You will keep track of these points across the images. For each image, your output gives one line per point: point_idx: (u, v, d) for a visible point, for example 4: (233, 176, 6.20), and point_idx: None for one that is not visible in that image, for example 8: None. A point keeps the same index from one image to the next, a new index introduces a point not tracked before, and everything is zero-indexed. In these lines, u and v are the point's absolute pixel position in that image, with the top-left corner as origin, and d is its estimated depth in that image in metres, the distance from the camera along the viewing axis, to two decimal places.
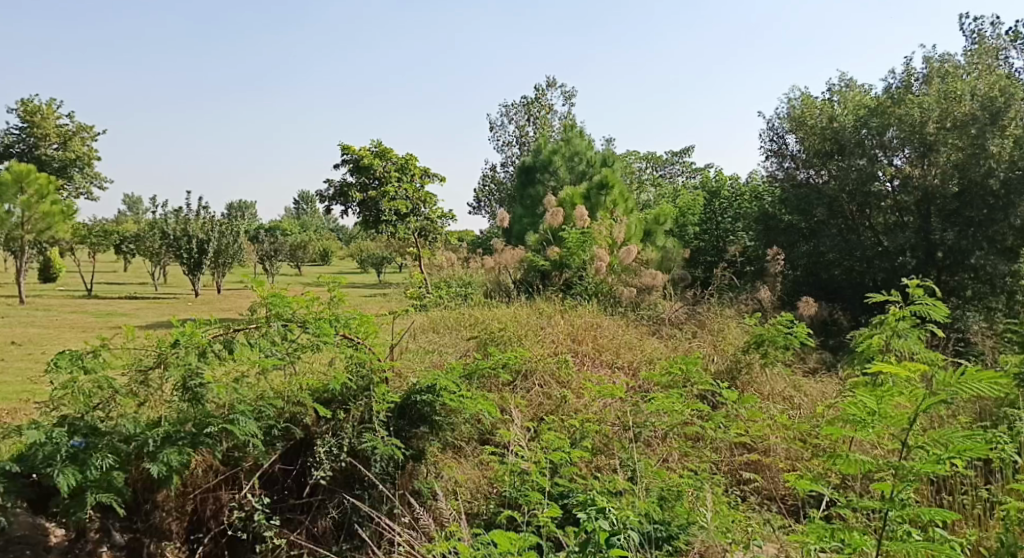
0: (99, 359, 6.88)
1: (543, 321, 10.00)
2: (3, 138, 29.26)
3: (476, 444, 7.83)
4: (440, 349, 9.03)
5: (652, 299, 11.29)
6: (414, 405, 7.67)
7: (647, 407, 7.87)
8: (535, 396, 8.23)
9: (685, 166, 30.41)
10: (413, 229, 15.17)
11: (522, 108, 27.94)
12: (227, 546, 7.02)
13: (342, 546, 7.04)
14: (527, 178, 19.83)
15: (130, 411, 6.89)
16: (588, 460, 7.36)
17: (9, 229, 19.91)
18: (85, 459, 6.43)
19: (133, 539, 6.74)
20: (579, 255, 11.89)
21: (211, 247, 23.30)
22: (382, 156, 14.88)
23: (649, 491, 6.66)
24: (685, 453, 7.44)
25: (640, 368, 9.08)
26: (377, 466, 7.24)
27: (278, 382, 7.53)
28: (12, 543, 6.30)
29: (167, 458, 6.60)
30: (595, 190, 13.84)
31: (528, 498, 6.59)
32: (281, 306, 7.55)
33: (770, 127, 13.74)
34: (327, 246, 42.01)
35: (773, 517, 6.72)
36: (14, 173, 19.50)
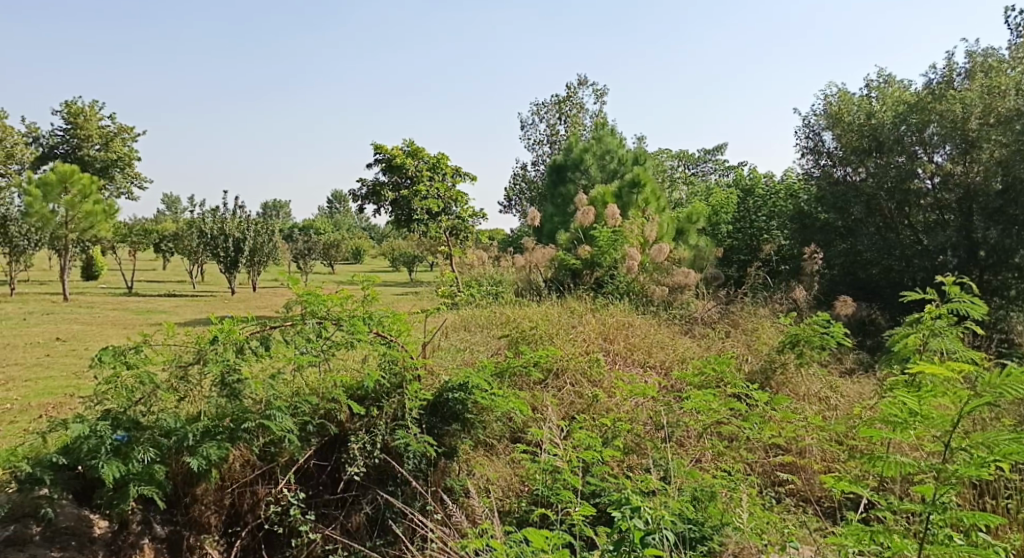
0: (141, 355, 7.02)
1: (574, 320, 9.98)
2: (48, 140, 29.98)
3: (507, 442, 7.81)
4: (471, 348, 9.07)
5: (685, 298, 11.24)
6: (446, 403, 7.74)
7: (680, 406, 7.89)
8: (567, 395, 8.23)
9: (718, 164, 30.20)
10: (444, 228, 15.25)
11: (553, 107, 27.90)
12: (264, 540, 7.09)
13: (375, 542, 7.09)
14: (559, 177, 19.83)
15: (171, 407, 7.01)
16: (620, 459, 7.38)
17: (54, 229, 20.36)
18: (127, 453, 6.60)
19: (173, 532, 6.89)
20: (610, 254, 11.92)
21: (247, 246, 23.60)
22: (414, 155, 14.97)
23: (682, 491, 6.64)
24: (719, 453, 7.39)
25: (672, 368, 9.07)
26: (410, 463, 7.32)
27: (313, 379, 7.60)
28: (59, 534, 6.45)
29: (206, 452, 6.76)
30: (626, 189, 13.83)
31: (559, 497, 6.63)
32: (316, 304, 7.61)
33: (806, 125, 13.61)
34: (359, 245, 42.36)
35: (809, 519, 6.70)
36: (59, 174, 19.94)
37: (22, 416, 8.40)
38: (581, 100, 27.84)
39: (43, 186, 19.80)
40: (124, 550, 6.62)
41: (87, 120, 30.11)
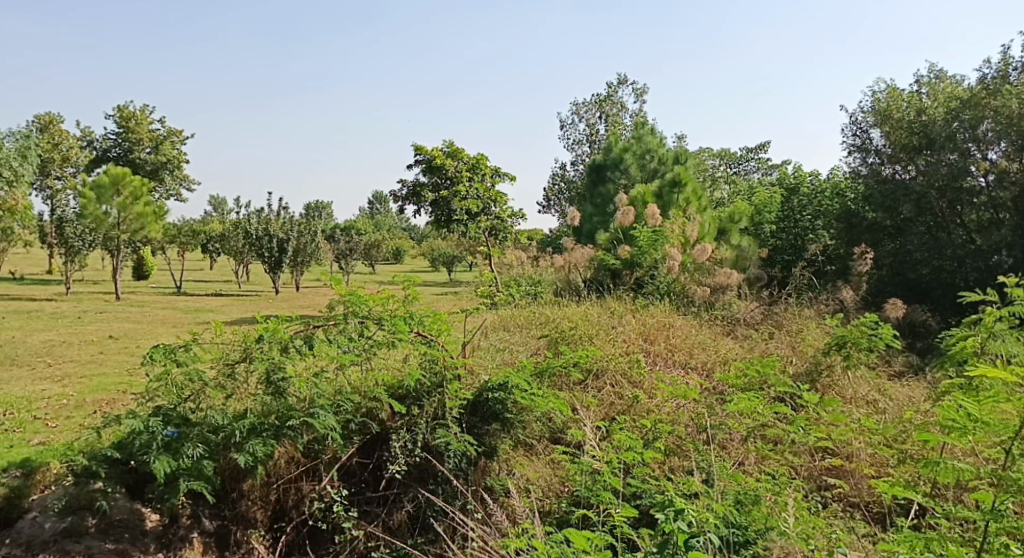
0: (190, 353, 7.16)
1: (614, 320, 9.94)
2: (101, 143, 30.77)
3: (547, 443, 7.80)
4: (511, 347, 9.09)
5: (727, 298, 11.13)
6: (486, 403, 7.80)
7: (722, 408, 7.86)
8: (607, 396, 8.24)
9: (761, 162, 29.92)
10: (483, 228, 15.32)
11: (593, 106, 27.85)
12: (308, 536, 7.17)
13: (416, 539, 7.13)
14: (599, 177, 19.81)
15: (219, 403, 7.17)
16: (662, 460, 7.38)
17: (106, 230, 20.86)
18: (178, 448, 6.76)
19: (221, 526, 7.04)
20: (650, 254, 11.85)
21: (291, 247, 23.93)
22: (454, 156, 15.07)
23: (726, 495, 6.60)
24: (763, 456, 7.36)
25: (714, 369, 9.01)
26: (450, 461, 7.37)
27: (356, 377, 7.70)
28: (112, 527, 6.64)
29: (253, 449, 6.92)
30: (667, 189, 13.77)
31: (598, 498, 6.66)
32: (359, 304, 7.73)
33: (853, 122, 13.39)
34: (398, 245, 42.74)
35: (857, 525, 6.62)
36: (111, 176, 20.49)
37: (77, 411, 8.64)
38: (622, 99, 27.74)
39: (97, 188, 20.45)
40: (174, 544, 6.78)
41: (138, 123, 30.81)
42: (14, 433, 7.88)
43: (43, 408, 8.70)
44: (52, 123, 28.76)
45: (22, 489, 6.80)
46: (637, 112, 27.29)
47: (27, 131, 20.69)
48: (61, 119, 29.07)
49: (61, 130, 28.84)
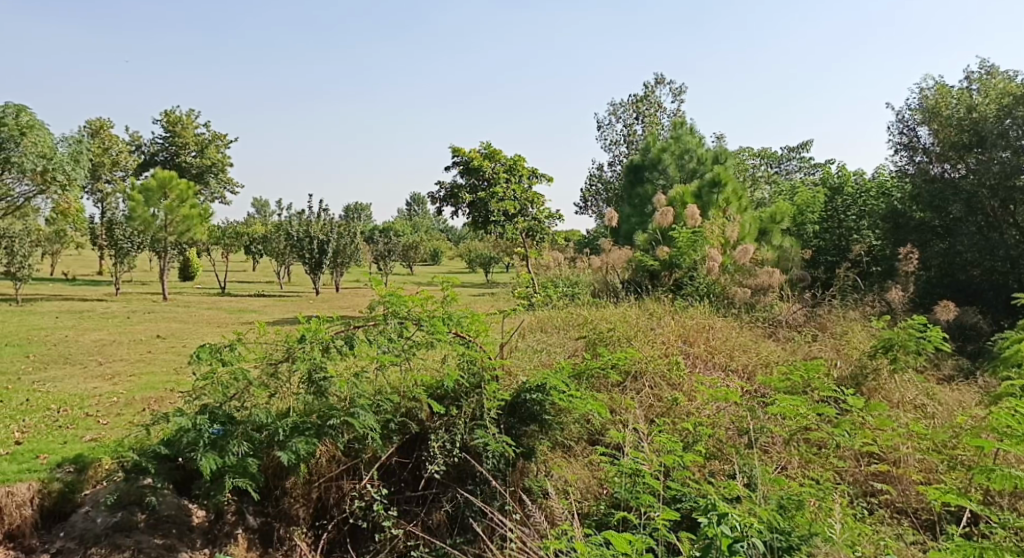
0: (235, 352, 7.28)
1: (653, 322, 9.88)
2: (149, 147, 31.52)
3: (586, 444, 7.82)
4: (548, 349, 9.08)
5: (769, 300, 11.01)
6: (524, 404, 7.77)
7: (765, 412, 7.77)
8: (646, 398, 8.20)
9: (803, 162, 29.59)
10: (521, 229, 15.30)
11: (631, 107, 27.76)
12: (349, 534, 7.25)
13: (455, 539, 7.19)
14: (635, 177, 19.80)
15: (263, 402, 7.26)
16: (702, 464, 7.34)
17: (154, 231, 21.32)
18: (223, 445, 6.91)
19: (265, 523, 7.17)
20: (689, 255, 11.75)
21: (331, 248, 24.19)
22: (491, 157, 15.13)
23: (769, 499, 6.55)
24: (807, 461, 7.30)
25: (755, 372, 8.93)
26: (488, 462, 7.40)
27: (396, 378, 7.77)
28: (161, 522, 6.79)
29: (296, 447, 7.05)
30: (707, 188, 13.60)
31: (639, 501, 6.67)
32: (399, 304, 7.81)
33: (900, 120, 13.17)
34: (437, 247, 43.02)
35: (906, 532, 6.57)
36: (159, 180, 21.04)
37: (127, 409, 8.84)
38: (660, 98, 27.58)
39: (144, 192, 21.01)
40: (219, 540, 6.92)
41: (184, 128, 31.37)
42: (67, 430, 8.09)
43: (94, 405, 8.92)
44: (102, 128, 29.41)
45: (75, 484, 6.94)
46: (676, 112, 27.12)
47: (79, 136, 21.23)
48: (111, 124, 29.75)
49: (111, 135, 29.50)
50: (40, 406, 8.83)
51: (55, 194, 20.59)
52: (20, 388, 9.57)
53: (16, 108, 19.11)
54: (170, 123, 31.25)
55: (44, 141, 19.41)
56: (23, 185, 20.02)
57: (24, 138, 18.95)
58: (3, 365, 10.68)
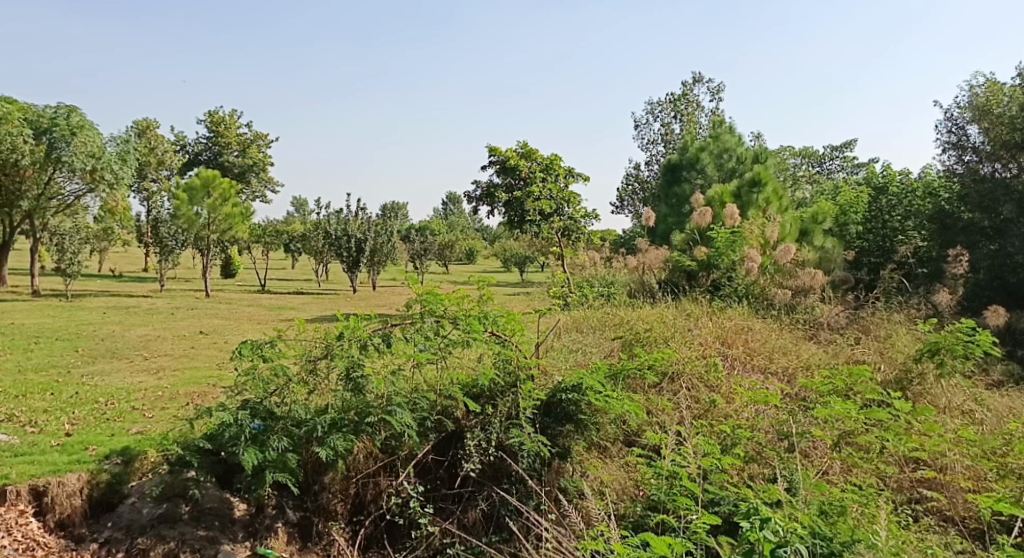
0: (276, 349, 7.40)
1: (690, 323, 9.78)
2: (193, 146, 32.08)
3: (621, 445, 7.78)
4: (584, 348, 9.07)
5: (809, 302, 10.88)
6: (560, 404, 7.72)
7: (807, 416, 7.69)
8: (683, 398, 8.15)
9: (845, 161, 29.24)
10: (556, 228, 15.27)
11: (669, 106, 27.61)
12: (386, 530, 7.30)
13: (491, 538, 7.21)
14: (673, 177, 19.69)
15: (302, 399, 7.36)
16: (740, 467, 7.29)
17: (198, 230, 21.70)
18: (264, 440, 7.01)
19: (304, 518, 7.24)
20: (728, 255, 11.60)
21: (368, 247, 24.40)
22: (528, 156, 15.17)
23: (809, 504, 6.49)
24: (851, 465, 7.18)
25: (795, 375, 8.84)
26: (524, 461, 7.37)
27: (431, 376, 7.78)
28: (204, 514, 6.92)
29: (334, 443, 7.12)
30: (746, 188, 13.54)
31: (676, 503, 6.64)
32: (435, 303, 7.84)
33: (948, 118, 12.92)
34: (472, 246, 43.20)
35: (953, 540, 6.48)
36: (203, 178, 21.38)
37: (172, 403, 9.01)
38: (698, 97, 27.39)
39: (188, 190, 21.37)
40: (260, 533, 7.01)
41: (227, 128, 31.84)
42: (115, 423, 8.26)
43: (140, 399, 9.11)
44: (148, 128, 30.01)
45: (122, 476, 7.08)
46: (714, 111, 26.92)
47: (126, 137, 21.69)
48: (156, 124, 30.34)
49: (156, 135, 30.09)
50: (89, 399, 9.03)
51: (103, 192, 21.04)
52: (69, 381, 9.80)
53: (67, 110, 19.81)
54: (213, 123, 31.75)
55: (93, 142, 19.89)
56: (73, 184, 20.52)
57: (74, 138, 19.42)
58: (53, 359, 10.94)
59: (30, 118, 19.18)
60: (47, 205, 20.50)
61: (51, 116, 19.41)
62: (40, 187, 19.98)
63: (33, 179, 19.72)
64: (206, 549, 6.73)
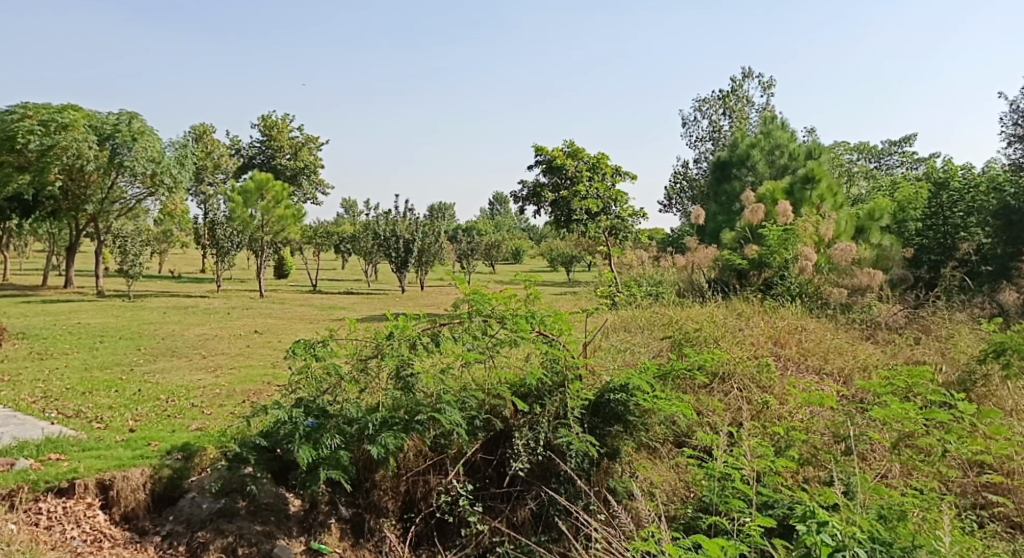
0: (328, 348, 7.53)
1: (742, 323, 9.64)
2: (247, 150, 32.69)
3: (671, 446, 7.68)
4: (632, 348, 9.02)
5: (865, 301, 10.69)
6: (608, 404, 7.64)
7: (864, 418, 7.52)
8: (734, 400, 8.05)
9: (905, 156, 28.72)
10: (603, 228, 15.14)
11: (718, 102, 27.33)
12: (436, 528, 7.33)
13: (540, 538, 7.21)
14: (722, 174, 19.50)
15: (353, 397, 7.46)
16: (795, 470, 7.20)
17: (252, 231, 22.14)
18: (317, 438, 7.12)
19: (356, 514, 7.31)
20: (781, 253, 11.38)
21: (416, 247, 24.59)
22: (575, 155, 15.15)
23: (867, 508, 6.38)
24: (913, 469, 7.04)
25: (852, 376, 8.68)
26: (573, 461, 7.34)
27: (480, 375, 7.84)
28: (261, 510, 7.05)
29: (385, 441, 7.18)
30: (799, 185, 13.29)
31: (729, 505, 6.56)
32: (482, 303, 7.87)
33: (1013, 110, 12.60)
34: (519, 245, 43.40)
35: (1021, 548, 6.37)
36: (257, 181, 21.79)
37: (229, 400, 9.20)
38: (748, 93, 27.03)
39: (243, 193, 21.82)
40: (314, 528, 7.10)
41: (279, 131, 32.40)
42: (175, 419, 8.47)
43: (199, 397, 9.30)
44: (204, 133, 31.21)
45: (183, 471, 7.26)
46: (765, 107, 26.54)
47: (185, 141, 22.21)
48: (213, 129, 31.10)
49: (212, 139, 30.89)
50: (151, 397, 9.26)
51: (162, 196, 21.53)
52: (131, 378, 10.08)
53: (129, 116, 20.50)
54: (266, 127, 32.34)
55: (154, 147, 20.40)
56: (134, 188, 21.08)
57: (136, 143, 19.92)
58: (116, 357, 11.25)
59: (95, 125, 19.79)
60: (110, 208, 21.14)
61: (115, 123, 20.06)
62: (104, 192, 20.53)
63: (97, 183, 20.34)
64: (263, 543, 6.83)
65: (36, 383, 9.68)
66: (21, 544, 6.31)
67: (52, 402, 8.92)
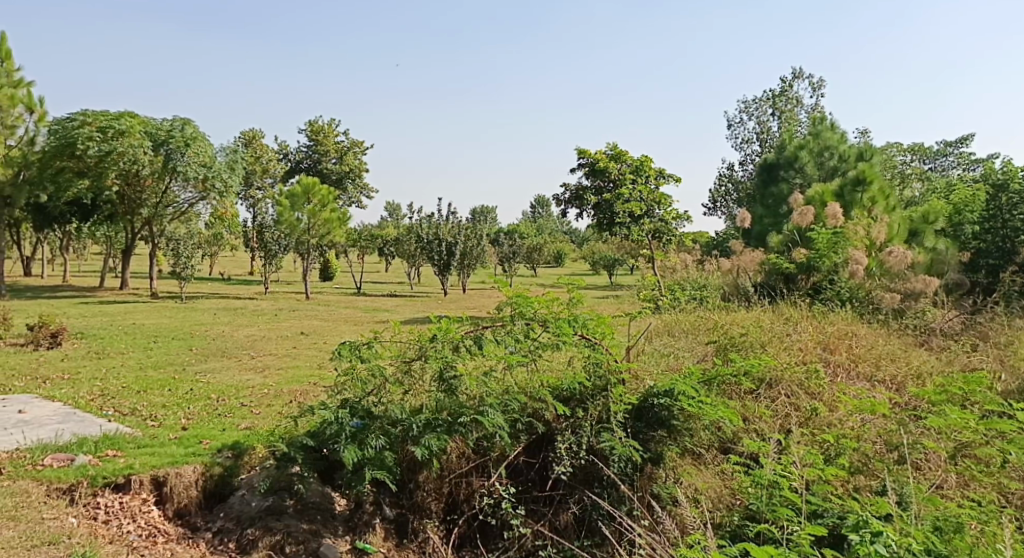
0: (373, 350, 7.58)
1: (790, 327, 9.48)
2: (295, 154, 33.15)
3: (717, 452, 7.58)
4: (677, 353, 8.94)
5: (920, 306, 10.44)
6: (651, 408, 7.59)
7: (917, 426, 7.36)
8: (781, 407, 7.92)
9: (961, 157, 28.15)
10: (647, 231, 15.03)
11: (766, 103, 27.01)
12: (479, 530, 7.34)
13: (583, 542, 7.18)
14: (770, 176, 19.29)
15: (397, 399, 7.54)
16: (845, 479, 7.07)
17: (299, 235, 22.45)
18: (362, 438, 7.17)
19: (400, 514, 7.36)
20: (831, 257, 11.21)
21: (459, 249, 24.71)
22: (618, 158, 15.08)
23: (922, 520, 6.23)
24: (970, 479, 6.87)
25: (905, 384, 8.51)
26: (615, 465, 7.29)
27: (522, 378, 7.82)
28: (308, 509, 7.14)
29: (428, 443, 7.19)
30: (849, 188, 13.07)
31: (777, 513, 6.47)
32: (525, 305, 7.82)
33: None
34: (561, 248, 43.38)
35: None
36: (304, 186, 22.10)
37: (277, 400, 9.33)
38: (797, 93, 26.66)
39: (291, 197, 22.13)
40: (359, 528, 7.16)
41: (326, 136, 32.79)
42: (226, 418, 8.62)
43: (248, 396, 9.46)
44: (254, 138, 31.74)
45: (233, 469, 7.39)
46: (815, 108, 26.16)
47: (235, 147, 22.62)
48: (262, 134, 31.65)
49: (261, 145, 31.43)
50: (202, 395, 9.44)
51: (213, 200, 21.91)
52: (184, 378, 10.27)
53: (182, 122, 20.90)
54: (313, 132, 32.76)
55: (206, 152, 20.81)
56: (187, 192, 21.55)
57: (188, 149, 20.35)
58: (170, 357, 11.48)
59: (150, 131, 20.23)
60: (164, 212, 21.62)
61: (169, 128, 20.47)
62: (158, 197, 21.07)
63: (152, 188, 20.86)
64: (310, 542, 6.89)
65: (94, 382, 9.92)
66: (81, 537, 6.44)
67: (109, 400, 9.13)
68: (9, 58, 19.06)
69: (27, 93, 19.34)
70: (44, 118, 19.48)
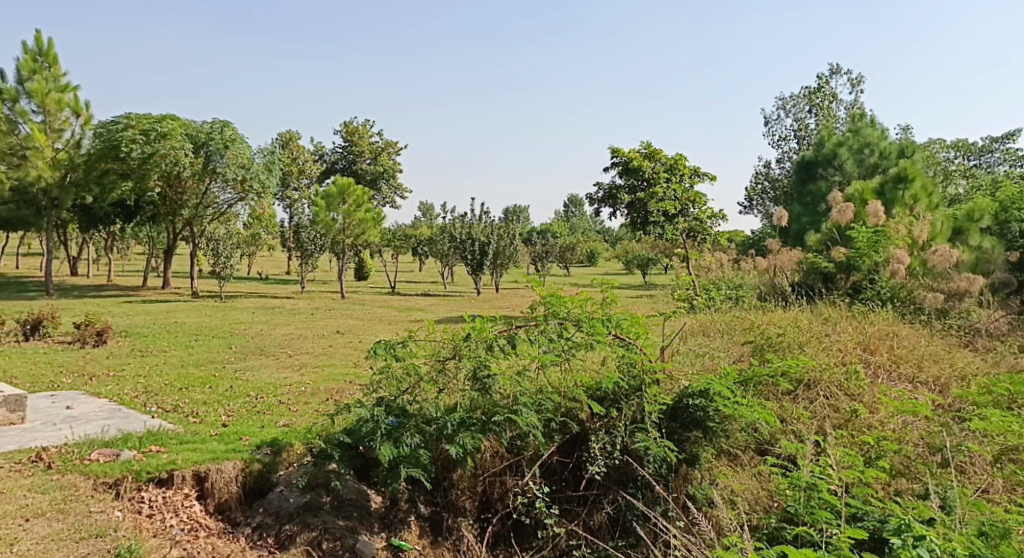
0: (408, 349, 7.59)
1: (829, 328, 9.33)
2: (330, 155, 33.44)
3: (753, 454, 7.49)
4: (712, 352, 8.84)
5: (963, 306, 10.26)
6: (686, 409, 7.51)
7: (962, 428, 7.21)
8: (821, 408, 7.79)
9: (1007, 154, 27.53)
10: (681, 230, 14.71)
11: (804, 100, 26.68)
12: (513, 528, 7.35)
13: (617, 542, 7.14)
14: (807, 174, 19.04)
15: (432, 397, 7.55)
16: (885, 481, 6.95)
17: (334, 234, 22.62)
18: (398, 436, 7.20)
19: (434, 513, 7.37)
20: (871, 255, 11.04)
21: (492, 249, 24.74)
22: (652, 156, 15.00)
23: (967, 524, 6.12)
24: (1015, 483, 6.75)
25: (948, 385, 8.35)
26: (650, 466, 7.23)
27: (556, 378, 7.80)
28: (344, 505, 7.17)
29: (463, 441, 7.20)
30: (891, 185, 12.87)
31: (815, 516, 6.35)
32: (558, 305, 7.81)
33: None
34: (594, 247, 43.23)
35: None
36: (339, 186, 22.28)
37: (314, 398, 9.42)
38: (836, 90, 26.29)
39: (326, 197, 22.32)
40: (394, 525, 7.18)
41: (360, 137, 33.03)
42: (264, 415, 8.71)
43: (285, 394, 9.56)
44: (290, 139, 32.11)
45: (271, 465, 7.48)
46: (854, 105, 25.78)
47: (272, 148, 22.87)
48: (298, 135, 31.99)
49: (297, 146, 31.79)
50: (241, 393, 9.56)
51: (251, 201, 22.18)
52: (224, 375, 10.41)
53: (222, 124, 21.21)
54: (348, 133, 33.02)
55: (245, 154, 21.08)
56: (226, 193, 21.83)
57: (228, 151, 20.65)
58: (209, 355, 11.63)
59: (191, 133, 20.57)
60: (204, 212, 21.92)
61: (209, 131, 20.77)
62: (198, 197, 21.35)
63: (193, 189, 21.16)
64: (346, 538, 6.93)
65: (138, 379, 10.09)
66: (126, 530, 6.55)
67: (152, 397, 9.28)
68: (56, 62, 19.22)
69: (74, 97, 19.72)
70: (89, 122, 19.84)
